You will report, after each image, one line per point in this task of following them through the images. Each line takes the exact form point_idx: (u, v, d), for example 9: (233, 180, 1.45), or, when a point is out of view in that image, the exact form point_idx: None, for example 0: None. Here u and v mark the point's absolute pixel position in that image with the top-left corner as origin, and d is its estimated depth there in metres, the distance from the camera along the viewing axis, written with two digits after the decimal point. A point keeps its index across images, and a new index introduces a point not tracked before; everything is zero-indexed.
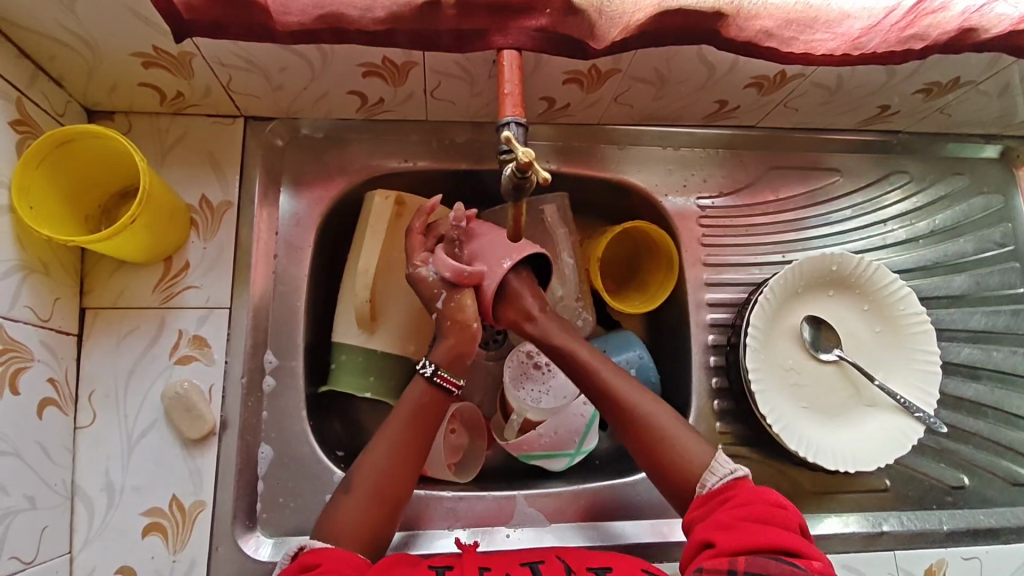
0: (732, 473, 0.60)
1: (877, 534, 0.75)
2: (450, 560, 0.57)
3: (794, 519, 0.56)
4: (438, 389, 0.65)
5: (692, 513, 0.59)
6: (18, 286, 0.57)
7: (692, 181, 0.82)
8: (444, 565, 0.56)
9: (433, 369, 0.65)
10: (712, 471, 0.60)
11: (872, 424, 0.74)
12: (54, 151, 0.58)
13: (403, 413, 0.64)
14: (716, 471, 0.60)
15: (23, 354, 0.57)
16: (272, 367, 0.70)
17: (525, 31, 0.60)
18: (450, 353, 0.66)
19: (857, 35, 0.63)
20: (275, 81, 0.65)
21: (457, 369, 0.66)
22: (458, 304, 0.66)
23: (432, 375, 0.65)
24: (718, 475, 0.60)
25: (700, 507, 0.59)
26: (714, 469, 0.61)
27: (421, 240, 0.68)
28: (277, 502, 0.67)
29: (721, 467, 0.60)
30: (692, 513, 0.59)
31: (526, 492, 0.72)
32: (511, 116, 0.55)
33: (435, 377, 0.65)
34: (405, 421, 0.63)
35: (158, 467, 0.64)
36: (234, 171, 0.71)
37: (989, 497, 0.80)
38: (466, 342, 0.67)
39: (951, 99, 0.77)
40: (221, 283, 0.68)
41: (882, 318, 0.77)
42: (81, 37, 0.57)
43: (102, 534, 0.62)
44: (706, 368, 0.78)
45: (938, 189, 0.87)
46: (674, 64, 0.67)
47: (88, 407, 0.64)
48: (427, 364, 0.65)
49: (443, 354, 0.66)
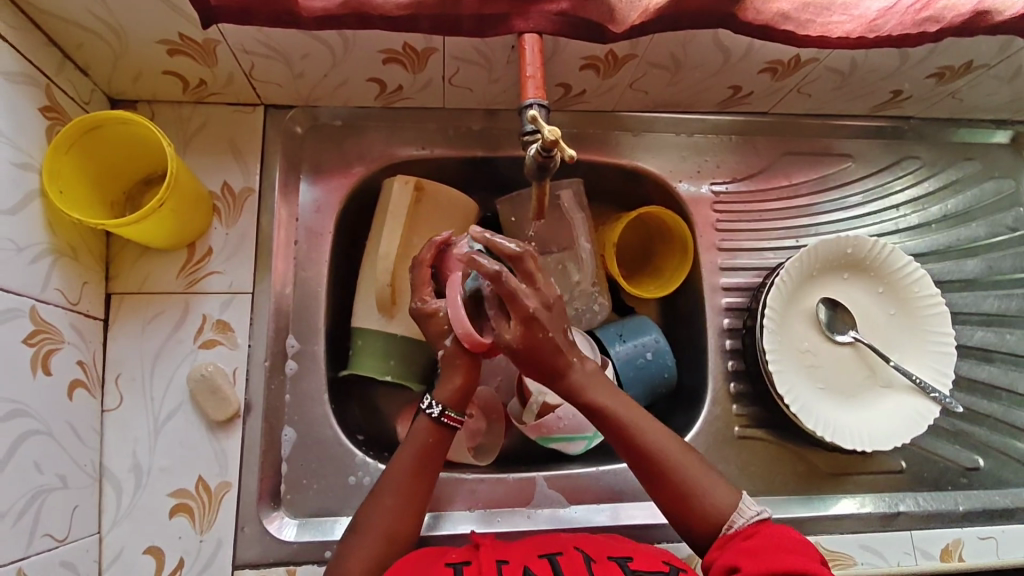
0: (758, 516, 0.59)
1: (893, 514, 0.76)
2: (468, 554, 0.56)
3: (817, 552, 0.56)
4: (443, 428, 0.63)
5: (711, 553, 0.58)
6: (49, 269, 0.58)
7: (705, 168, 0.82)
8: (462, 561, 0.55)
9: (443, 410, 0.63)
10: (740, 512, 0.59)
11: (889, 405, 0.75)
12: (83, 138, 0.59)
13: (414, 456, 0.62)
14: (744, 512, 0.59)
15: (54, 335, 0.58)
16: (294, 351, 0.71)
17: (546, 15, 0.61)
18: (458, 393, 0.63)
19: (873, 17, 0.64)
20: (296, 68, 0.66)
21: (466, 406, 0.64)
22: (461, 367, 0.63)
23: (438, 416, 0.62)
24: (744, 515, 0.59)
25: (720, 547, 0.58)
26: (741, 508, 0.59)
27: (428, 272, 0.66)
28: (301, 483, 0.68)
29: (748, 508, 0.59)
30: (711, 554, 0.58)
31: (547, 474, 0.74)
32: (533, 98, 0.57)
33: (442, 418, 0.63)
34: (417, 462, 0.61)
35: (184, 449, 0.65)
36: (255, 158, 0.71)
37: (1005, 479, 0.80)
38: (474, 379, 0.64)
39: (964, 83, 0.78)
40: (244, 268, 0.69)
41: (897, 301, 0.78)
42: (111, 25, 0.58)
43: (130, 515, 0.63)
44: (723, 351, 0.79)
45: (948, 174, 0.87)
46: (690, 49, 0.68)
47: (115, 390, 0.65)
48: (432, 404, 0.63)
49: (449, 395, 0.63)
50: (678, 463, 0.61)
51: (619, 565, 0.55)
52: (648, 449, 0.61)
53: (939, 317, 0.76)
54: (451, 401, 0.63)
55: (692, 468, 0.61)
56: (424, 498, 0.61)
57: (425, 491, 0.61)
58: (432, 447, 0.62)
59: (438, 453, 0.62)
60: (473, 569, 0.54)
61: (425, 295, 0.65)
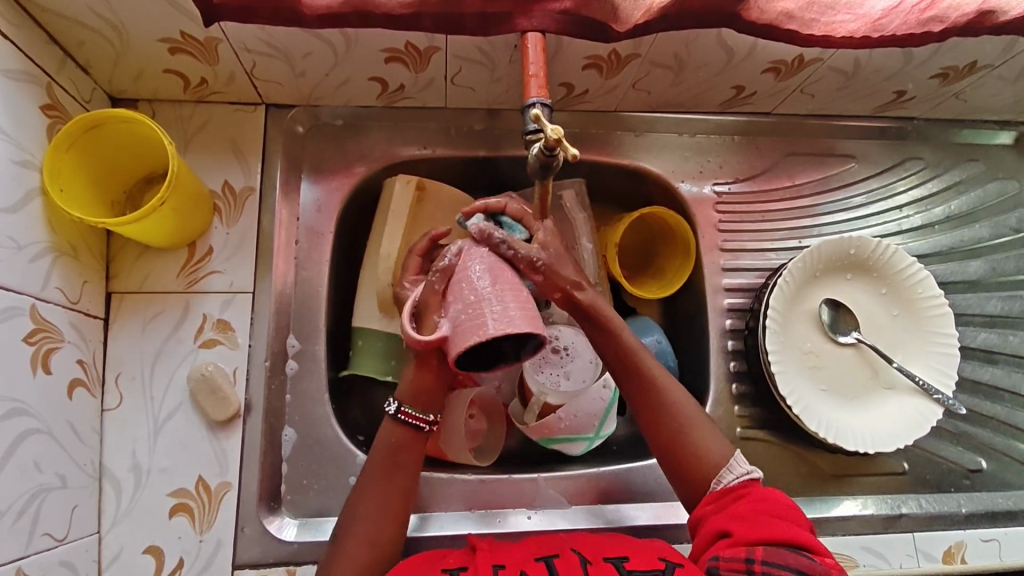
0: (748, 475, 0.58)
1: (896, 516, 0.76)
2: (464, 559, 0.56)
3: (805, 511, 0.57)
4: (404, 426, 0.61)
5: (702, 509, 0.58)
6: (50, 267, 0.58)
7: (708, 168, 0.82)
8: (458, 567, 0.54)
9: (398, 407, 0.61)
10: (729, 469, 0.59)
11: (892, 406, 0.74)
12: (83, 136, 0.59)
13: (395, 456, 0.61)
14: (733, 469, 0.59)
15: (54, 334, 0.58)
16: (295, 351, 0.71)
17: (549, 14, 0.61)
18: (415, 387, 0.62)
19: (877, 17, 0.63)
20: (298, 67, 0.66)
21: (427, 404, 0.62)
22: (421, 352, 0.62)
23: (394, 412, 0.61)
24: (734, 473, 0.59)
25: (712, 505, 0.58)
26: (731, 465, 0.59)
27: (418, 262, 0.66)
28: (302, 484, 0.68)
29: (738, 466, 0.59)
30: (702, 509, 0.58)
31: (548, 475, 0.73)
32: (535, 97, 0.57)
33: (399, 415, 0.61)
34: (397, 462, 0.61)
35: (184, 449, 0.65)
36: (255, 157, 0.71)
37: (1008, 481, 0.80)
38: (432, 377, 0.61)
39: (968, 84, 0.77)
40: (244, 267, 0.69)
41: (900, 302, 0.77)
42: (111, 22, 0.57)
43: (129, 515, 0.63)
44: (724, 352, 0.79)
45: (952, 176, 0.87)
46: (694, 48, 0.68)
47: (115, 389, 0.65)
48: (391, 401, 0.62)
49: (407, 390, 0.62)
50: (683, 414, 0.62)
51: (615, 566, 0.54)
52: (657, 398, 0.62)
53: (942, 318, 0.75)
54: (409, 398, 0.62)
55: (695, 420, 0.62)
56: (408, 500, 0.61)
57: (408, 493, 0.61)
58: (407, 449, 0.61)
59: (416, 454, 0.62)
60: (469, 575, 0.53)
61: (409, 280, 0.65)
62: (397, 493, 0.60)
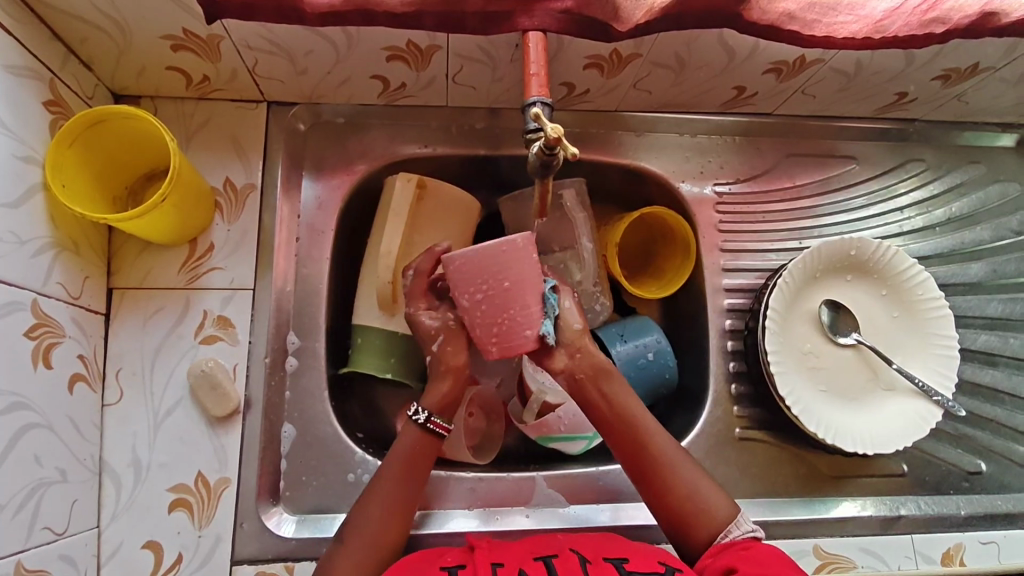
0: (753, 533, 0.59)
1: (895, 518, 0.75)
2: (463, 556, 0.55)
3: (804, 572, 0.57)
4: (430, 434, 0.63)
5: (704, 560, 0.58)
6: (52, 262, 0.58)
7: (709, 168, 0.82)
8: (457, 564, 0.54)
9: (427, 415, 0.63)
10: (737, 524, 0.60)
11: (891, 408, 0.74)
12: (86, 132, 0.59)
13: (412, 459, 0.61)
14: (740, 525, 0.59)
15: (56, 329, 0.58)
16: (295, 347, 0.71)
17: (550, 13, 0.61)
18: (438, 396, 0.65)
19: (879, 18, 0.63)
20: (300, 64, 0.66)
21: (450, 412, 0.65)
22: (444, 347, 0.66)
23: (422, 420, 0.63)
24: (741, 528, 0.59)
25: (714, 554, 0.58)
26: (737, 521, 0.60)
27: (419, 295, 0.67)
28: (300, 480, 0.68)
29: (745, 523, 0.60)
30: (703, 560, 0.58)
31: (546, 474, 0.73)
32: (536, 96, 0.57)
33: (428, 423, 0.63)
34: (413, 466, 0.61)
35: (183, 444, 0.65)
36: (257, 154, 0.72)
37: (1007, 483, 0.80)
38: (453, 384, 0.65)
39: (969, 86, 0.77)
40: (244, 264, 0.69)
41: (900, 304, 0.77)
42: (115, 20, 0.58)
43: (128, 509, 0.63)
44: (724, 352, 0.79)
45: (952, 178, 0.87)
46: (694, 49, 0.68)
47: (115, 384, 0.65)
48: (418, 409, 0.63)
49: (435, 398, 0.64)
50: (674, 467, 0.62)
51: (615, 566, 0.54)
52: (646, 453, 0.63)
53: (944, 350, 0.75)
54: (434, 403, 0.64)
55: (694, 475, 0.62)
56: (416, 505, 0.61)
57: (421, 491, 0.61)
58: (423, 454, 0.62)
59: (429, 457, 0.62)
60: (468, 573, 0.53)
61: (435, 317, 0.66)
62: (405, 499, 0.60)
